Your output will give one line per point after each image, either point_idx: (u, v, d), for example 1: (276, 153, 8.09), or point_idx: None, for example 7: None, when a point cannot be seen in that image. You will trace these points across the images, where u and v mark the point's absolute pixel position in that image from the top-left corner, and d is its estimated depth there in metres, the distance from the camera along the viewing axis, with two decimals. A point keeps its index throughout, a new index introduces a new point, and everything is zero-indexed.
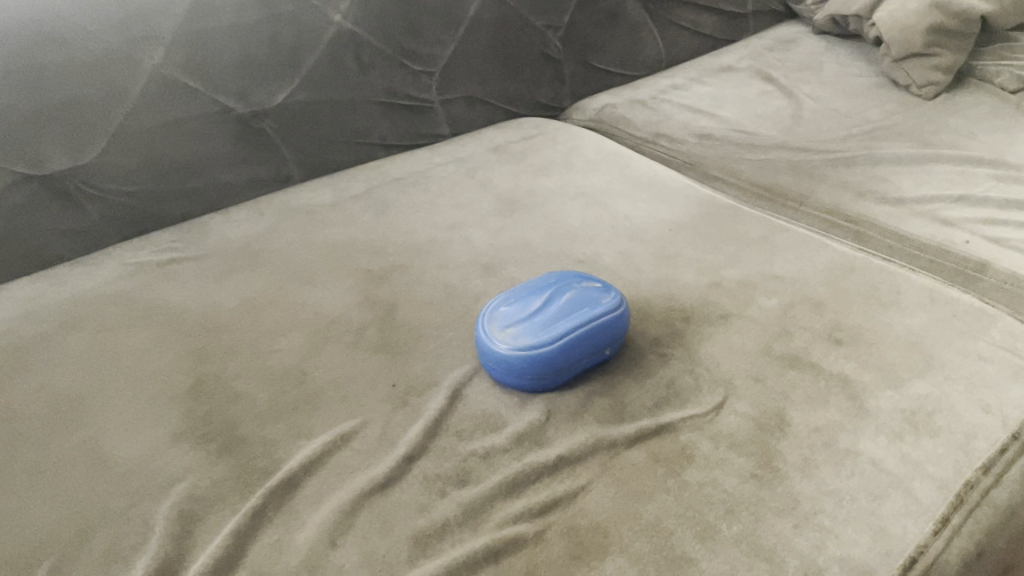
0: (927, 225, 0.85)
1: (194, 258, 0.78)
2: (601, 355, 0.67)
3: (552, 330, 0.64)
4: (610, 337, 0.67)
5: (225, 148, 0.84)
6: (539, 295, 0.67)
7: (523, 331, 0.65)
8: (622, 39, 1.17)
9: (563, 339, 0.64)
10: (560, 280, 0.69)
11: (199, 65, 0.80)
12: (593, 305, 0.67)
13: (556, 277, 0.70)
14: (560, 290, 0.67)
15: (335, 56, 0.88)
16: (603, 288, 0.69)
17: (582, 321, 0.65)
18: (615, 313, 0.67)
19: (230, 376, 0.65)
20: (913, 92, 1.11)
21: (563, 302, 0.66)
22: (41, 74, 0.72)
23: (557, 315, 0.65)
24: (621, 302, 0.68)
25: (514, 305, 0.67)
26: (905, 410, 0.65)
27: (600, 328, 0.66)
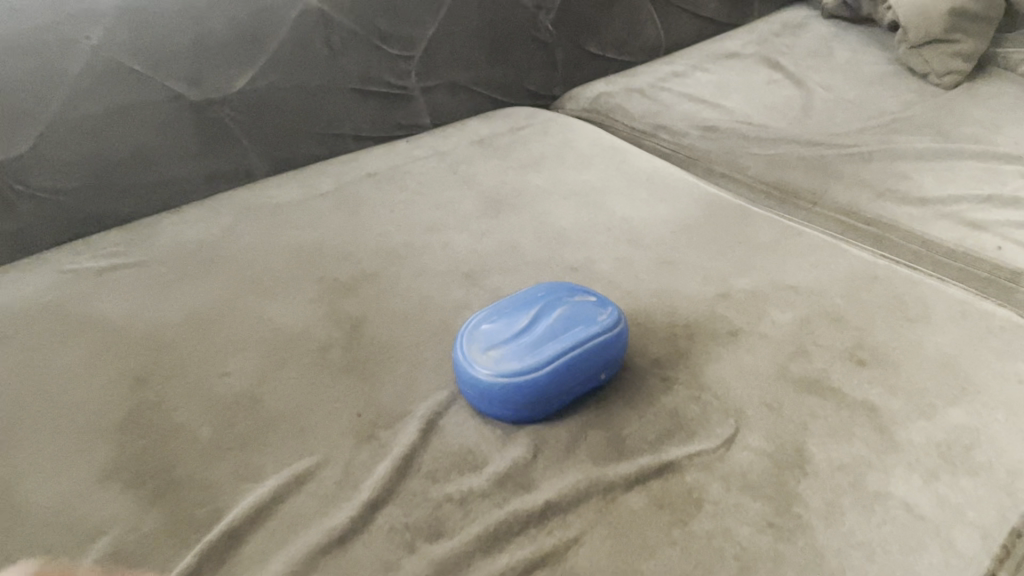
0: (954, 229, 0.77)
1: (138, 263, 0.69)
2: (596, 379, 0.59)
3: (540, 353, 0.56)
4: (606, 360, 0.59)
5: (177, 140, 0.75)
6: (525, 310, 0.59)
7: (507, 353, 0.57)
8: (618, 21, 1.08)
9: (553, 363, 0.55)
10: (550, 292, 0.61)
11: (146, 46, 0.71)
12: (587, 322, 0.58)
13: (545, 289, 0.62)
14: (549, 305, 0.59)
15: (302, 37, 0.79)
16: (598, 302, 0.61)
17: (574, 342, 0.57)
18: (612, 333, 0.59)
19: (170, 404, 0.56)
20: (931, 81, 1.03)
21: (554, 319, 0.58)
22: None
23: (546, 335, 0.57)
24: (619, 319, 0.60)
25: (497, 321, 0.59)
26: (940, 444, 0.58)
27: (595, 350, 0.57)
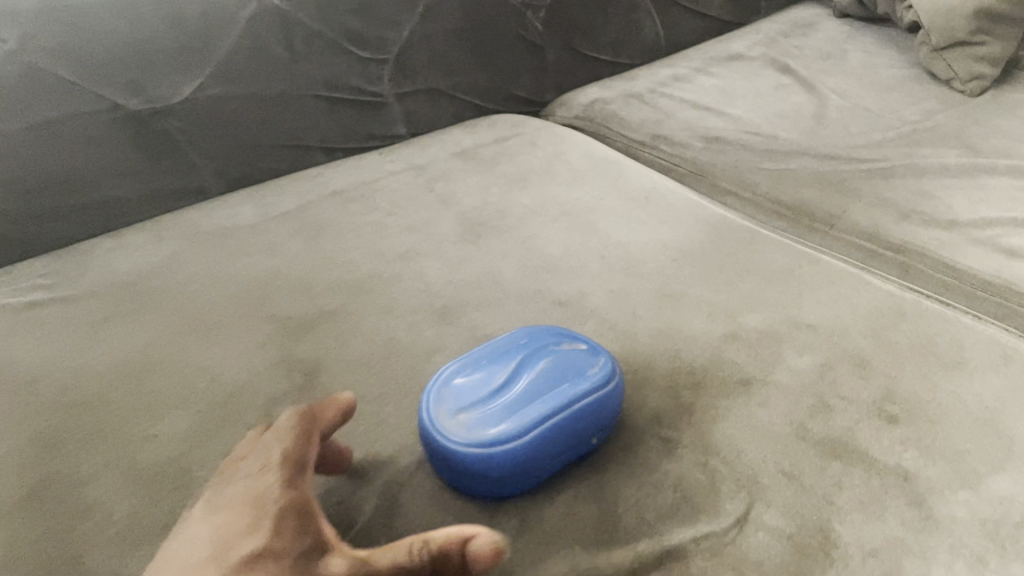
0: (989, 256, 0.69)
1: (66, 299, 0.61)
2: (586, 445, 0.50)
3: (518, 418, 0.47)
4: (597, 422, 0.50)
5: (115, 156, 0.67)
6: (503, 362, 0.50)
7: (481, 417, 0.48)
8: (614, 20, 1.00)
9: (534, 431, 0.47)
10: (533, 339, 0.52)
11: (75, 50, 0.62)
12: (575, 377, 0.50)
13: (527, 335, 0.53)
14: (532, 356, 0.50)
15: (257, 39, 0.70)
16: (590, 351, 0.52)
17: (560, 404, 0.48)
18: (605, 389, 0.50)
19: (85, 476, 0.48)
20: (955, 87, 0.94)
21: (536, 374, 0.49)
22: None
23: (527, 394, 0.48)
24: (614, 371, 0.51)
25: (470, 376, 0.50)
26: (986, 521, 0.49)
27: (584, 411, 0.49)
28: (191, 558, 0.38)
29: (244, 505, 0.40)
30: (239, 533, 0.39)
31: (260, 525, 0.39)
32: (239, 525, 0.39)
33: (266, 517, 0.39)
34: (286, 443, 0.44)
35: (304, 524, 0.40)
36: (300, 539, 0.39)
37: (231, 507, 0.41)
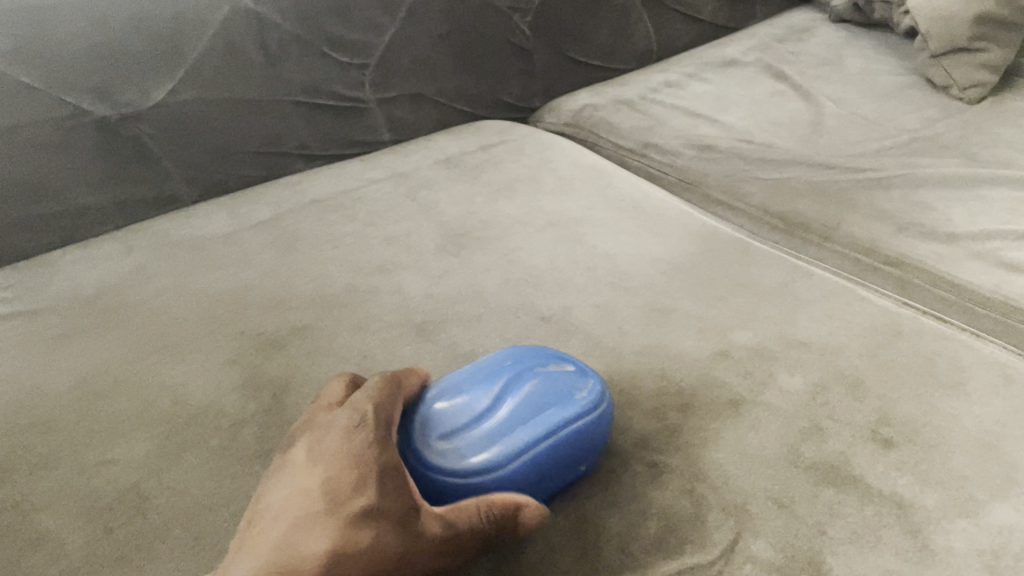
0: (989, 271, 0.66)
1: (27, 314, 0.59)
2: (571, 473, 0.47)
3: (496, 449, 0.44)
4: (581, 449, 0.46)
5: (82, 164, 0.64)
6: (484, 383, 0.46)
7: (456, 446, 0.44)
8: (606, 24, 0.97)
9: (512, 464, 0.44)
10: (517, 355, 0.48)
11: (37, 54, 0.60)
12: (562, 403, 0.46)
13: (515, 352, 0.49)
14: (515, 376, 0.46)
15: (230, 42, 0.68)
16: (579, 372, 0.48)
17: (543, 435, 0.44)
18: (595, 415, 0.46)
19: (36, 504, 0.46)
20: (954, 94, 0.92)
21: (519, 398, 0.45)
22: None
23: (507, 422, 0.44)
24: (603, 394, 0.47)
25: (447, 397, 0.46)
26: (986, 552, 0.47)
27: (570, 440, 0.45)
28: (301, 508, 0.39)
29: (347, 460, 0.40)
30: (347, 488, 0.39)
31: (366, 483, 0.39)
32: (346, 480, 0.39)
33: (371, 476, 0.40)
34: (376, 394, 0.44)
35: (403, 484, 0.40)
36: (402, 497, 0.40)
37: (331, 460, 0.40)
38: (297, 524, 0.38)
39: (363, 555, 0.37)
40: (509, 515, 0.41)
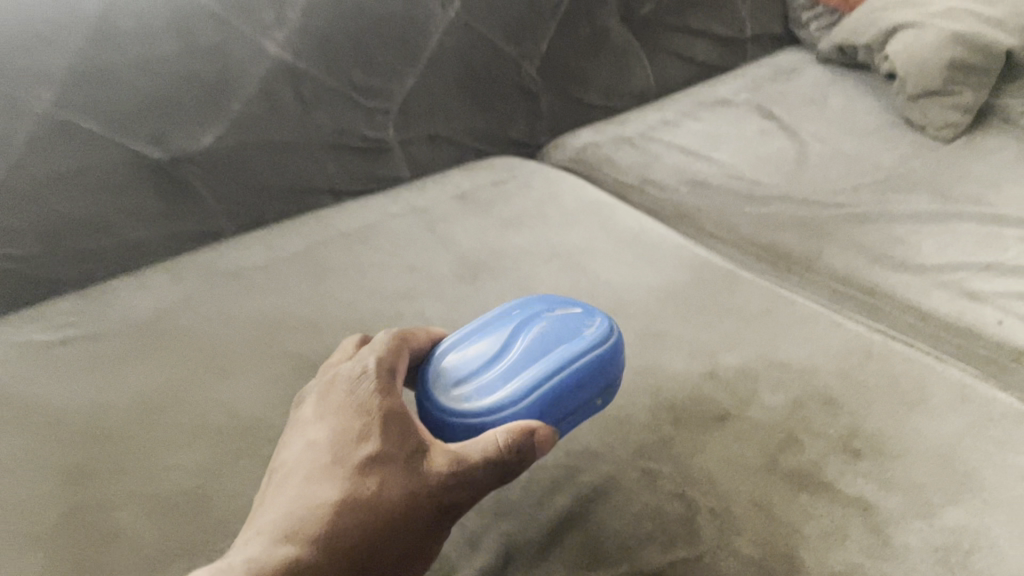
0: (953, 300, 0.74)
1: (90, 337, 0.66)
2: (592, 403, 0.53)
3: (520, 375, 0.51)
4: (601, 377, 0.53)
5: (138, 202, 0.72)
6: (499, 333, 0.54)
7: (483, 381, 0.52)
8: (607, 67, 1.05)
9: (538, 387, 0.50)
10: (528, 309, 0.56)
11: (101, 107, 0.66)
12: (572, 337, 0.53)
13: (522, 308, 0.56)
14: (528, 322, 0.54)
15: (270, 92, 0.75)
16: (583, 315, 0.55)
17: (562, 363, 0.51)
18: (604, 345, 0.53)
19: (113, 504, 0.53)
20: (928, 133, 1.00)
21: (533, 337, 0.53)
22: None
23: (526, 353, 0.52)
24: (612, 327, 0.55)
25: (469, 346, 0.54)
26: (939, 548, 0.54)
27: (587, 368, 0.52)
28: (312, 460, 0.43)
29: (352, 413, 0.44)
30: (354, 436, 0.43)
31: (371, 430, 0.44)
32: (352, 429, 0.44)
33: (374, 425, 0.44)
34: (377, 353, 0.49)
35: (406, 431, 0.44)
36: (406, 441, 0.44)
37: (338, 413, 0.45)
38: (309, 475, 0.42)
39: (372, 493, 0.41)
40: (527, 443, 0.45)
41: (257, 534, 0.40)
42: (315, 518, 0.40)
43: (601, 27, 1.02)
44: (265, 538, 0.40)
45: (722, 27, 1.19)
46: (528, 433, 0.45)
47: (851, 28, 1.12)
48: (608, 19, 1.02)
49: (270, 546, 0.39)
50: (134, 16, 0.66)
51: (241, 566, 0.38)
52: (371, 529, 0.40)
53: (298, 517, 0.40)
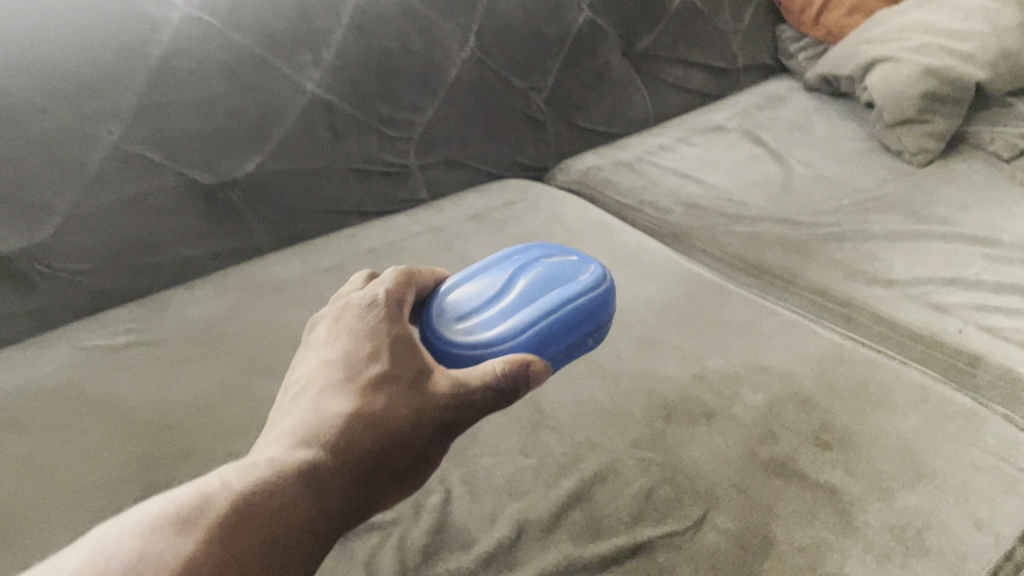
0: (919, 311, 0.82)
1: (149, 342, 0.74)
2: (584, 337, 0.64)
3: (524, 307, 0.61)
4: (592, 315, 0.64)
5: (189, 222, 0.81)
6: (502, 279, 0.64)
7: (488, 313, 0.62)
8: (608, 97, 1.14)
9: (539, 320, 0.60)
10: (526, 256, 0.67)
11: (160, 139, 0.75)
12: (569, 280, 0.64)
13: (519, 257, 0.66)
14: (527, 267, 0.65)
15: (306, 125, 0.84)
16: (576, 265, 0.66)
17: (561, 302, 0.61)
18: (595, 290, 0.64)
19: (181, 484, 0.61)
20: (905, 158, 1.08)
21: (533, 277, 0.64)
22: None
23: (529, 289, 0.62)
24: (603, 274, 0.65)
25: (475, 284, 0.64)
26: (895, 525, 0.62)
27: (581, 308, 0.62)
28: (329, 374, 0.50)
29: (363, 337, 0.52)
30: (364, 357, 0.51)
31: (379, 352, 0.51)
32: (362, 352, 0.51)
33: (384, 348, 0.51)
34: (385, 286, 0.57)
35: (411, 355, 0.52)
36: (411, 362, 0.51)
37: (352, 337, 0.52)
38: (326, 387, 0.50)
39: (381, 404, 0.48)
40: (524, 371, 0.53)
41: (282, 437, 0.47)
42: (332, 423, 0.47)
43: (603, 61, 1.11)
44: (287, 440, 0.46)
45: (716, 59, 1.28)
46: (523, 363, 0.53)
47: (835, 60, 1.21)
48: (609, 53, 1.11)
49: (292, 440, 0.46)
50: (191, 59, 0.74)
51: (270, 462, 0.44)
52: (380, 433, 0.47)
53: (316, 423, 0.47)
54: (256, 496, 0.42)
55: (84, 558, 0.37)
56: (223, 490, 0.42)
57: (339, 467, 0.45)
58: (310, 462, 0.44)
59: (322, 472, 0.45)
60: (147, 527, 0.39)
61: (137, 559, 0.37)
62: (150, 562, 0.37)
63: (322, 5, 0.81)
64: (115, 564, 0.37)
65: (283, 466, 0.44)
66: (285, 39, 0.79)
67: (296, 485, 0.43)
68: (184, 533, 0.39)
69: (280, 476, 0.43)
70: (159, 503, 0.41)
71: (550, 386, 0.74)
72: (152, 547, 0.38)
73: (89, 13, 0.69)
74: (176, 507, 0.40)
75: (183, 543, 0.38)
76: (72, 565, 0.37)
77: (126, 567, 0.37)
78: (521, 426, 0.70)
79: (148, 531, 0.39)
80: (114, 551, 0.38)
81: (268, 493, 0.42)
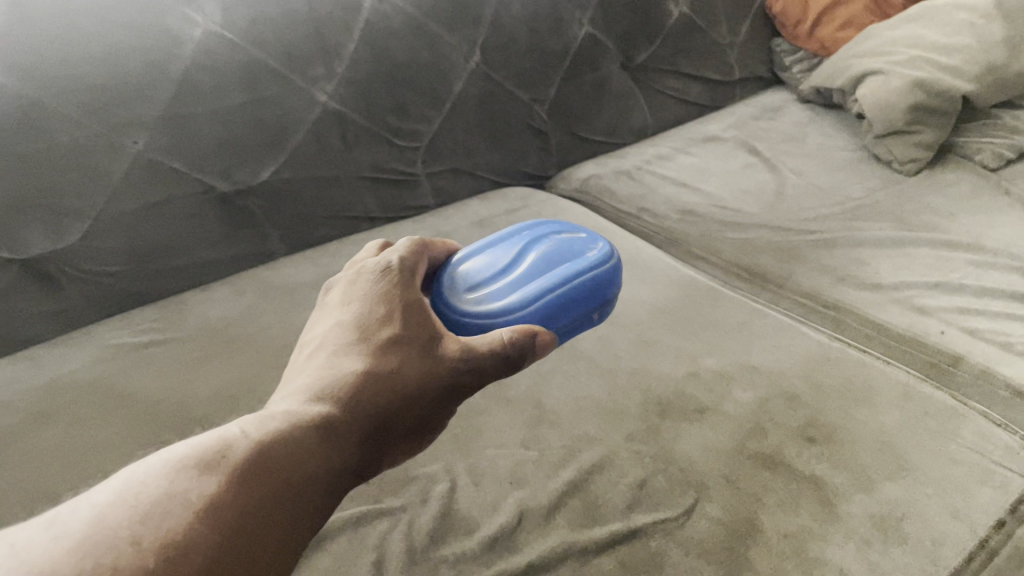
0: (904, 314, 0.86)
1: (172, 340, 0.79)
2: (588, 310, 0.70)
3: (533, 280, 0.67)
4: (597, 290, 0.70)
5: (209, 227, 0.85)
6: (512, 254, 0.70)
7: (500, 283, 0.67)
8: (608, 108, 1.19)
9: (547, 293, 0.66)
10: (536, 231, 0.73)
11: (183, 148, 0.79)
12: (576, 256, 0.70)
13: (528, 234, 0.72)
14: (538, 241, 0.71)
15: (319, 135, 0.88)
16: (584, 243, 0.72)
17: (568, 278, 0.68)
18: (601, 267, 0.70)
19: None
20: (894, 168, 1.12)
21: (544, 251, 0.70)
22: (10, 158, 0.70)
23: (540, 263, 0.68)
24: (610, 253, 0.72)
25: (487, 255, 0.70)
26: (876, 515, 0.65)
27: (587, 283, 0.69)
28: (343, 335, 0.54)
29: (377, 302, 0.56)
30: (375, 322, 0.54)
31: (390, 318, 0.55)
32: (373, 317, 0.55)
33: (396, 314, 0.55)
34: (397, 254, 0.60)
35: (421, 322, 0.56)
36: (420, 329, 0.55)
37: (365, 301, 0.56)
38: (340, 346, 0.53)
39: (392, 366, 0.52)
40: (529, 342, 0.59)
41: (296, 392, 0.50)
42: (345, 381, 0.50)
43: (603, 73, 1.15)
44: (303, 393, 0.49)
45: (713, 72, 1.32)
46: (529, 335, 0.59)
47: (828, 73, 1.25)
48: (610, 67, 1.16)
49: (309, 392, 0.49)
50: (213, 73, 0.79)
51: (287, 414, 0.47)
52: (390, 392, 0.51)
53: (330, 380, 0.50)
54: (275, 444, 0.44)
55: (113, 494, 0.38)
56: (244, 436, 0.43)
57: (350, 423, 0.49)
58: (325, 415, 0.48)
59: (336, 426, 0.48)
60: (172, 467, 0.40)
61: (165, 496, 0.38)
62: (178, 500, 0.38)
63: (336, 21, 0.85)
64: (145, 501, 0.38)
65: (300, 418, 0.46)
66: (300, 53, 0.84)
67: (311, 438, 0.46)
68: (209, 474, 0.40)
69: (297, 427, 0.46)
70: (181, 446, 0.42)
71: (552, 384, 0.78)
72: (179, 486, 0.39)
73: (122, 29, 0.74)
74: (199, 450, 0.42)
75: (209, 484, 0.40)
76: (102, 501, 0.38)
77: (155, 504, 0.38)
78: (524, 420, 0.74)
79: (173, 471, 0.40)
80: (142, 489, 0.38)
81: (287, 442, 0.44)
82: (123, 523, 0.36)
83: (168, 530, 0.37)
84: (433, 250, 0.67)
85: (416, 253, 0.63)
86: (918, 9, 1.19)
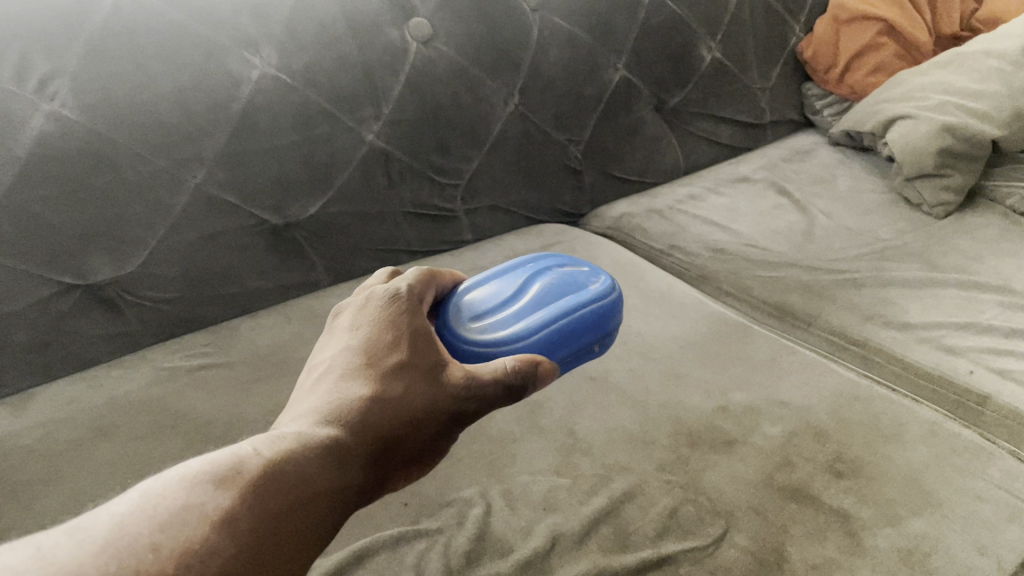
0: (932, 353, 0.87)
1: (222, 364, 0.83)
2: (590, 342, 0.73)
3: (536, 312, 0.70)
4: (600, 323, 0.73)
5: (259, 257, 0.90)
6: (514, 285, 0.73)
7: (503, 312, 0.71)
8: (641, 150, 1.22)
9: (549, 324, 0.69)
10: (541, 264, 0.76)
11: (238, 182, 0.84)
12: (580, 290, 0.73)
13: (533, 266, 0.76)
14: (542, 273, 0.75)
15: (366, 172, 0.93)
16: (588, 275, 0.75)
17: (571, 310, 0.71)
18: (603, 300, 0.73)
19: None
20: (924, 211, 1.14)
21: (548, 282, 0.73)
22: (76, 189, 0.75)
23: (544, 294, 0.72)
24: (612, 287, 0.75)
25: (492, 285, 0.73)
26: (902, 549, 0.66)
27: (589, 317, 0.72)
28: (351, 360, 0.56)
29: (386, 327, 0.58)
30: (382, 349, 0.57)
31: (396, 345, 0.57)
32: (381, 343, 0.57)
33: (404, 339, 0.58)
34: (406, 283, 0.63)
35: (428, 349, 0.58)
36: (424, 356, 0.58)
37: (374, 326, 0.58)
38: (348, 370, 0.55)
39: (396, 393, 0.54)
40: (532, 370, 0.62)
41: (304, 414, 0.51)
42: (351, 404, 0.52)
43: (636, 116, 1.19)
44: (312, 415, 0.51)
45: (744, 115, 1.35)
46: (533, 363, 0.62)
47: (858, 117, 1.27)
48: (643, 109, 1.19)
49: (316, 415, 0.51)
50: (269, 114, 0.83)
51: (297, 433, 0.48)
52: (395, 417, 0.53)
53: (337, 403, 0.52)
54: (286, 460, 0.45)
55: (134, 504, 0.39)
56: (258, 453, 0.44)
57: (358, 445, 0.50)
58: (335, 436, 0.49)
59: (344, 446, 0.49)
60: (189, 479, 0.41)
61: (183, 507, 0.39)
62: (198, 511, 0.39)
63: (385, 66, 0.90)
64: (165, 511, 0.38)
65: (309, 437, 0.48)
66: (351, 96, 0.88)
67: (323, 455, 0.47)
68: (225, 488, 0.41)
69: (307, 445, 0.47)
70: (198, 460, 0.43)
71: (585, 413, 0.81)
72: (197, 498, 0.40)
73: (185, 72, 0.77)
74: (214, 465, 0.42)
75: (225, 497, 0.40)
76: (123, 509, 0.38)
77: (174, 514, 0.38)
78: (557, 448, 0.77)
79: (190, 483, 0.40)
80: (161, 499, 0.39)
81: (297, 460, 0.45)
82: (144, 531, 0.37)
83: (186, 539, 0.37)
84: (439, 279, 0.71)
85: (424, 284, 0.66)
86: (947, 56, 1.21)
